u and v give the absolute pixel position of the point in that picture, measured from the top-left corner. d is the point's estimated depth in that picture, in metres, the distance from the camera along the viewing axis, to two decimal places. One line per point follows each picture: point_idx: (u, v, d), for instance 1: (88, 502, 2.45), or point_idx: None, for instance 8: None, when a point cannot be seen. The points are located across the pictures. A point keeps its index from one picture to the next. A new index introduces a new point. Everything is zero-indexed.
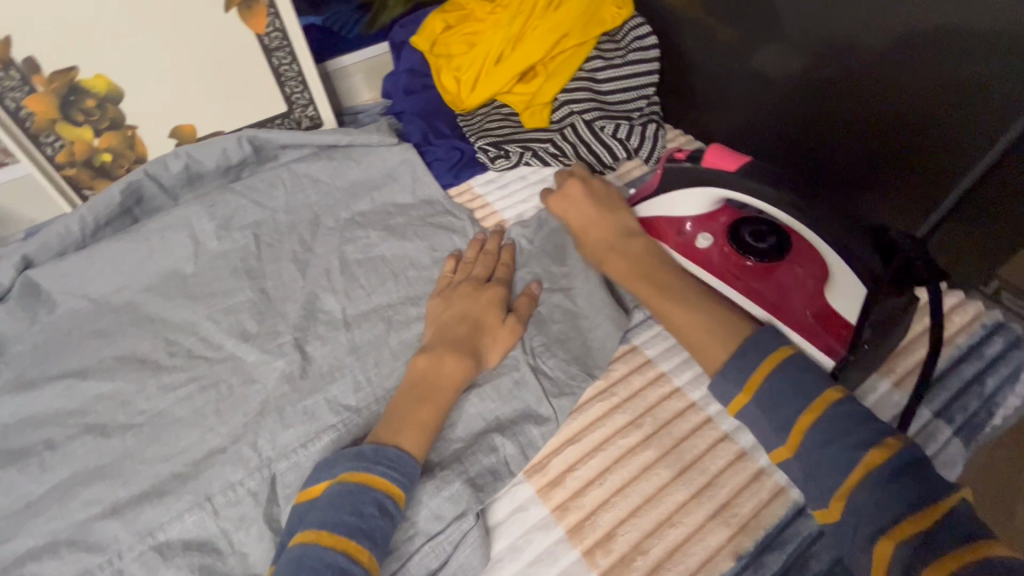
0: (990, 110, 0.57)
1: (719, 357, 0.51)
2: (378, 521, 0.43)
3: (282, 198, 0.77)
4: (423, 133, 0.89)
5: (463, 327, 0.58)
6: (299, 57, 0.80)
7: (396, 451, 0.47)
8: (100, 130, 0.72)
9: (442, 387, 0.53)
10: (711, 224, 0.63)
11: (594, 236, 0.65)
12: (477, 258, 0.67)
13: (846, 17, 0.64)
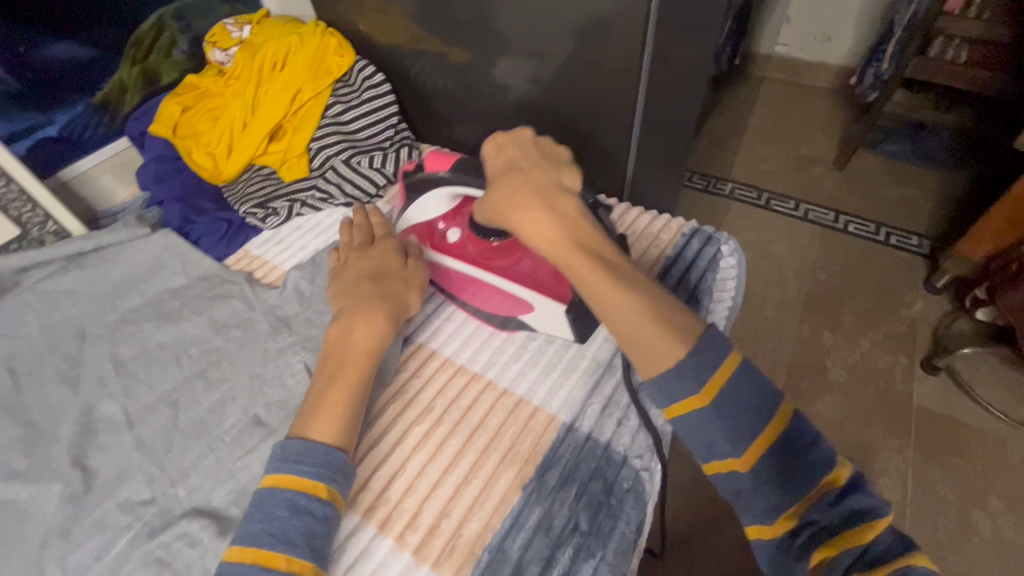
0: (634, 75, 0.77)
1: (671, 358, 0.44)
2: (290, 519, 0.47)
3: (34, 322, 0.72)
4: (183, 215, 0.89)
5: (371, 283, 0.62)
6: (12, 175, 0.76)
7: (304, 446, 0.51)
8: None
9: (352, 363, 0.56)
10: (457, 219, 0.70)
11: (518, 195, 0.53)
12: (359, 223, 0.70)
13: (522, 25, 0.80)
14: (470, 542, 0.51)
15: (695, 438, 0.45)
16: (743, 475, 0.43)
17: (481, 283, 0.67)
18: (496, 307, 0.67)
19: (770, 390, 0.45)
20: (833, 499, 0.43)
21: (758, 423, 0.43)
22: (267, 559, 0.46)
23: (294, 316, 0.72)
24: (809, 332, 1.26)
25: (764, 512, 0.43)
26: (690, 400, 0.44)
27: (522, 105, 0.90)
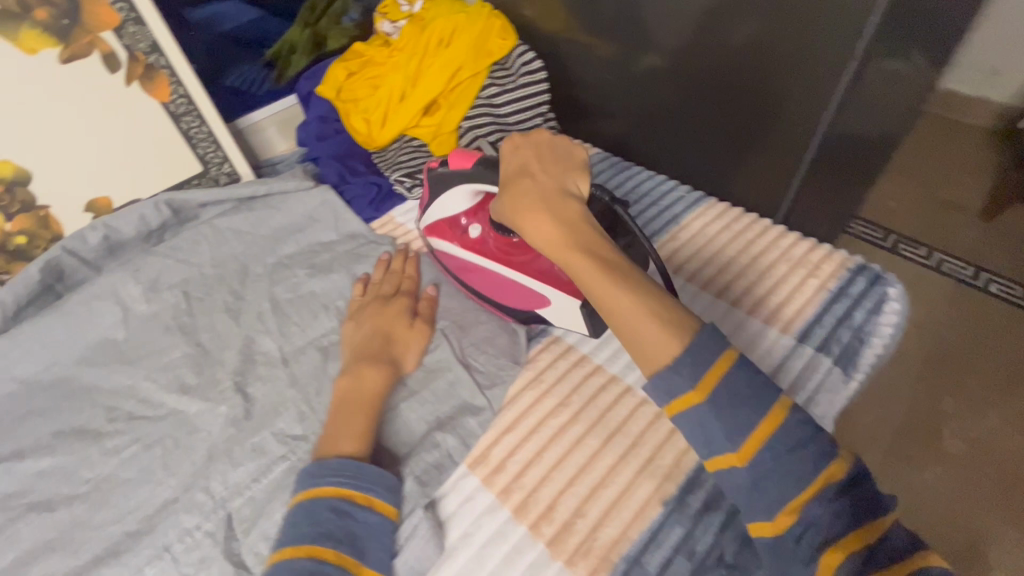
0: (825, 85, 0.70)
1: (661, 347, 0.45)
2: (335, 522, 0.45)
3: (207, 253, 0.79)
4: (340, 174, 0.94)
5: (378, 340, 0.63)
6: (207, 118, 0.82)
7: (339, 459, 0.49)
8: (11, 215, 0.72)
9: (361, 404, 0.56)
10: (479, 215, 0.68)
11: (523, 196, 0.55)
12: (382, 274, 0.73)
13: (706, 25, 0.75)
14: (606, 547, 0.50)
15: (695, 435, 0.43)
16: (739, 469, 0.41)
17: (503, 278, 0.66)
18: (514, 301, 0.66)
19: (762, 388, 0.42)
20: (836, 493, 0.40)
21: (748, 414, 0.41)
22: (317, 556, 0.44)
23: (438, 286, 0.73)
24: (926, 395, 1.09)
25: (765, 507, 0.41)
26: (684, 398, 0.43)
27: (681, 108, 0.86)
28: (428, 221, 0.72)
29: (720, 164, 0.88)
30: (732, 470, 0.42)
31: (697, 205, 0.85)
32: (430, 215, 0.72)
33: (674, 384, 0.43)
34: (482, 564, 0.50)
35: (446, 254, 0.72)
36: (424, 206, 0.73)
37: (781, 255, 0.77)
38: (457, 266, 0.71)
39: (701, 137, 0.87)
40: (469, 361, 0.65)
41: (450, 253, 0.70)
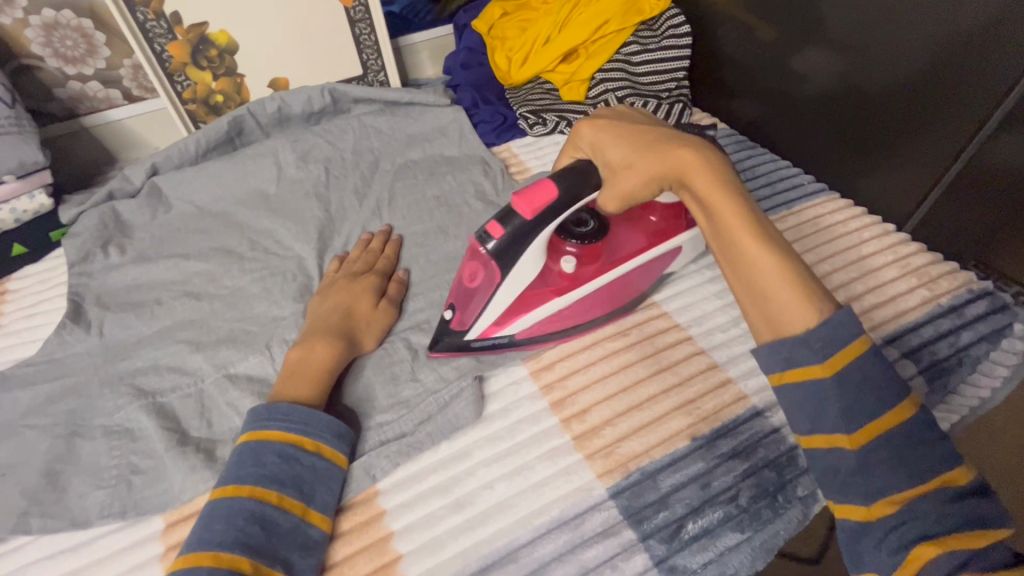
0: (1000, 90, 0.63)
1: (803, 320, 0.43)
2: (278, 466, 0.47)
3: (351, 142, 0.91)
4: (473, 100, 1.01)
5: (338, 316, 0.61)
6: (375, 28, 0.94)
7: (289, 406, 0.51)
8: (217, 75, 0.89)
9: (308, 371, 0.56)
10: (552, 258, 0.60)
11: (651, 147, 0.51)
12: (357, 255, 0.72)
13: (876, 11, 0.70)
14: (627, 457, 0.53)
15: (802, 407, 0.42)
16: (846, 452, 0.40)
17: (614, 287, 0.62)
18: (630, 287, 0.64)
19: (891, 379, 0.41)
20: (949, 496, 0.38)
21: (871, 405, 0.40)
22: (262, 497, 0.45)
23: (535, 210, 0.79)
24: None
25: (864, 491, 0.39)
26: (808, 367, 0.42)
27: (826, 98, 0.81)
28: (492, 316, 0.58)
29: (853, 164, 0.82)
30: (838, 452, 0.41)
31: (814, 196, 0.83)
32: (487, 317, 0.58)
33: (804, 364, 0.42)
34: (511, 435, 0.55)
35: (536, 327, 0.60)
36: (471, 305, 0.57)
37: (895, 260, 0.72)
38: (559, 318, 0.61)
39: (839, 133, 0.81)
40: None
41: (551, 314, 0.60)
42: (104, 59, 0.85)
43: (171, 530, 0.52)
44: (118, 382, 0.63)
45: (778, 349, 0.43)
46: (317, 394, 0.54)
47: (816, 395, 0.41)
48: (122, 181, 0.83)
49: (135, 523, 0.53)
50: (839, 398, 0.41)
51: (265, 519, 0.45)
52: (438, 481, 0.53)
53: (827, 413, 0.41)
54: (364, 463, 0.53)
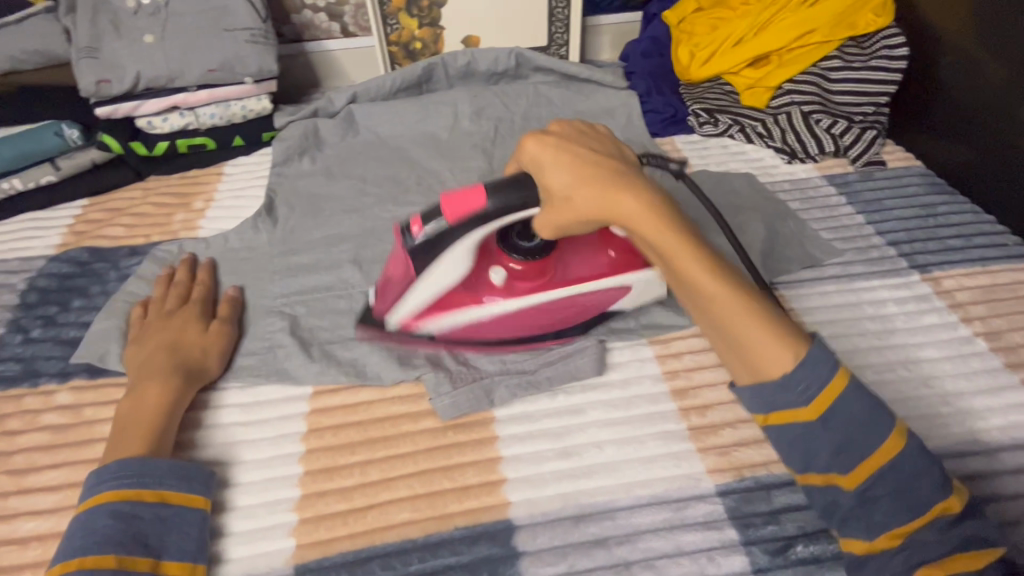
0: None
1: (781, 367, 0.43)
2: (110, 527, 0.45)
3: (522, 106, 0.95)
4: (647, 87, 0.98)
5: (163, 353, 0.57)
6: (571, 4, 0.97)
7: (118, 465, 0.49)
8: (423, 24, 0.96)
9: (141, 421, 0.52)
10: (484, 264, 0.56)
11: (596, 186, 0.47)
12: (179, 280, 0.67)
13: None
14: (743, 464, 0.51)
15: (794, 449, 0.44)
16: (842, 491, 0.43)
17: (546, 308, 0.58)
18: (571, 316, 0.60)
19: (880, 411, 0.42)
20: (948, 524, 0.40)
21: (865, 442, 0.42)
22: (95, 564, 0.43)
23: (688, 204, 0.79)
24: None
25: (865, 525, 0.42)
26: (793, 411, 0.43)
27: None
28: (415, 304, 0.56)
29: None
30: (836, 490, 0.43)
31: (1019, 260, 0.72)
32: (415, 301, 0.56)
33: (787, 408, 0.43)
34: (627, 407, 0.56)
35: (456, 326, 0.59)
36: (395, 296, 0.56)
37: None
38: (482, 328, 0.59)
39: None
40: None
41: (472, 320, 0.58)
42: None
43: (319, 397, 0.59)
44: (292, 269, 0.73)
45: (768, 396, 0.44)
46: (157, 443, 0.52)
47: (795, 436, 0.43)
48: (325, 102, 0.93)
49: (288, 385, 0.60)
50: (830, 439, 0.42)
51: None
52: (550, 426, 0.55)
53: (820, 455, 0.43)
54: (485, 389, 0.57)
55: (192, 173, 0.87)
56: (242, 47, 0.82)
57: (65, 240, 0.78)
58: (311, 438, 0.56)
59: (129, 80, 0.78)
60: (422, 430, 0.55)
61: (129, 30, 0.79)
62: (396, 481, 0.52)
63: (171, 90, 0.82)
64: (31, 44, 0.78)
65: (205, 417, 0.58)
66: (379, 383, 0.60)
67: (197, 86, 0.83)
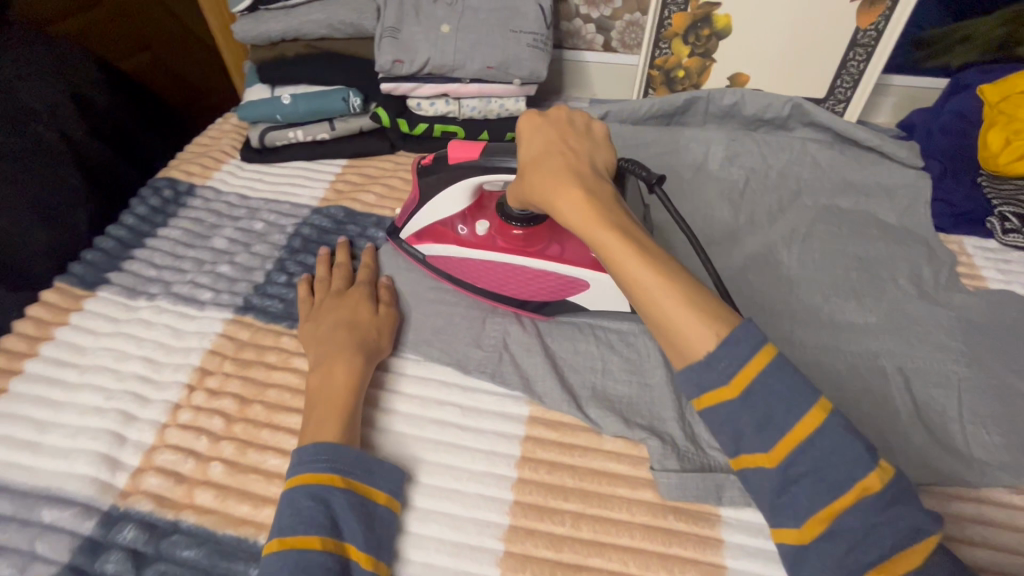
0: None
1: (698, 342, 0.42)
2: (313, 508, 0.46)
3: (782, 162, 0.86)
4: (942, 171, 0.84)
5: (345, 331, 0.59)
6: (873, 59, 0.85)
7: (316, 447, 0.49)
8: (694, 54, 0.91)
9: (333, 400, 0.53)
10: (478, 212, 0.67)
11: (548, 169, 0.52)
12: (339, 262, 0.69)
13: None
14: None
15: (722, 430, 0.42)
16: (767, 471, 0.41)
17: (519, 272, 0.65)
18: (542, 293, 0.65)
19: (800, 385, 0.40)
20: (875, 505, 0.38)
21: (784, 418, 0.40)
22: (303, 546, 0.44)
23: (983, 329, 0.66)
24: None
25: (793, 514, 0.40)
26: (716, 391, 0.41)
27: None
28: (419, 227, 0.67)
29: None
30: (762, 474, 0.41)
31: None
32: (416, 223, 0.67)
33: (714, 387, 0.41)
34: None
35: (443, 259, 0.68)
36: (408, 211, 0.67)
37: None
38: (455, 266, 0.67)
39: None
40: (967, 425, 0.58)
41: (450, 254, 0.67)
42: (613, 9, 0.95)
43: (534, 424, 0.58)
44: None
45: (697, 376, 0.42)
46: (348, 429, 0.52)
47: (725, 418, 0.41)
48: None
49: (507, 401, 0.60)
50: (750, 419, 0.40)
51: (311, 567, 0.43)
52: None
53: (746, 435, 0.41)
54: (716, 481, 0.52)
55: (436, 158, 0.92)
56: (523, 50, 0.84)
57: (327, 195, 0.86)
58: (523, 466, 0.55)
59: (418, 64, 0.83)
60: (640, 501, 0.52)
61: (428, 17, 0.84)
62: (609, 549, 0.49)
63: (446, 79, 0.86)
64: (348, 16, 0.85)
65: (428, 410, 0.59)
66: (596, 432, 0.57)
67: (471, 79, 0.86)
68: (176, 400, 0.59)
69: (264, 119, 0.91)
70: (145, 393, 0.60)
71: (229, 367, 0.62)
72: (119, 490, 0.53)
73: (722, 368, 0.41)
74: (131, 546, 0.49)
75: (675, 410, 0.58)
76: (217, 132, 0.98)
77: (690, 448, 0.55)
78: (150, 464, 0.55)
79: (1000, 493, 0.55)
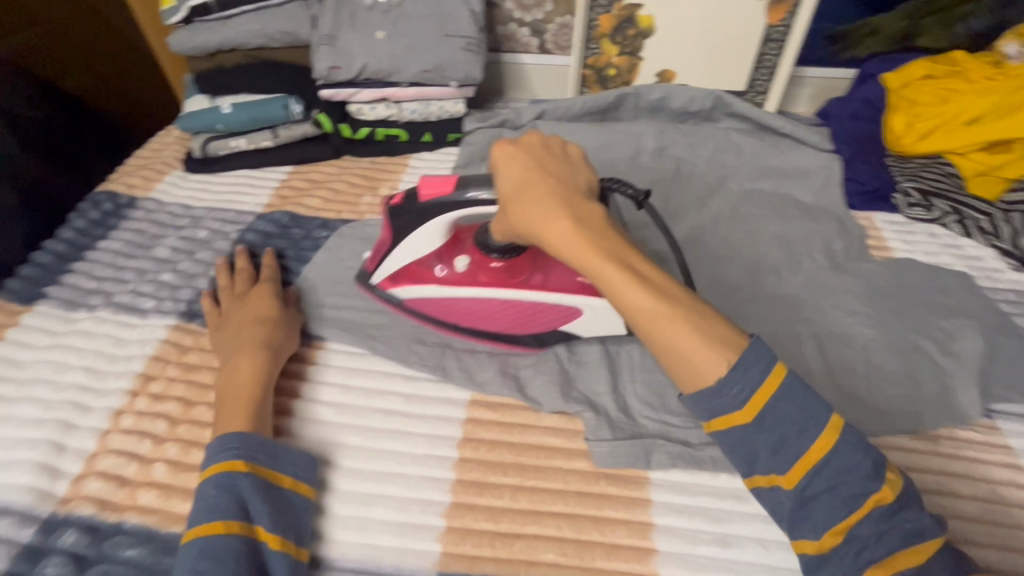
0: None
1: (710, 370, 0.40)
2: (216, 495, 0.46)
3: (708, 151, 0.91)
4: (853, 154, 0.90)
5: (249, 330, 0.60)
6: (785, 53, 0.92)
7: (224, 437, 0.49)
8: (622, 53, 0.96)
9: (239, 393, 0.54)
10: (455, 248, 0.63)
11: (535, 198, 0.47)
12: (240, 268, 0.70)
13: None
14: None
15: (736, 453, 0.42)
16: (784, 491, 0.40)
17: (509, 307, 0.62)
18: (530, 325, 0.63)
19: (812, 402, 0.40)
20: (882, 514, 0.38)
21: (795, 436, 0.40)
22: (209, 532, 0.44)
23: (888, 294, 0.72)
24: None
25: (811, 526, 0.40)
26: (731, 415, 0.41)
27: None
28: (390, 271, 0.63)
29: None
30: (777, 491, 0.41)
31: None
32: (388, 267, 0.63)
33: (725, 412, 0.41)
34: None
35: (421, 300, 0.65)
36: (379, 257, 0.63)
37: None
38: (437, 306, 0.64)
39: None
40: (873, 380, 0.63)
41: (430, 296, 0.63)
42: (544, 13, 0.99)
43: (475, 407, 0.60)
44: None
45: (705, 405, 0.41)
46: (257, 419, 0.52)
47: (740, 441, 0.41)
48: (514, 114, 0.95)
49: (449, 388, 0.62)
50: (766, 442, 0.40)
51: (214, 551, 0.43)
52: (710, 505, 0.52)
53: (759, 455, 0.40)
54: (645, 445, 0.55)
55: (381, 160, 0.94)
56: (457, 53, 0.87)
57: (271, 201, 0.87)
58: (464, 446, 0.57)
59: (355, 70, 0.86)
60: (575, 470, 0.55)
61: (363, 24, 0.87)
62: (546, 516, 0.52)
63: (384, 83, 0.89)
64: (283, 25, 0.87)
65: (372, 400, 0.61)
66: (535, 409, 0.60)
67: (409, 83, 0.89)
68: (118, 406, 0.60)
69: (206, 129, 0.92)
70: (85, 402, 0.60)
71: (173, 372, 0.63)
72: (60, 498, 0.53)
73: (735, 392, 0.40)
74: (71, 550, 0.50)
75: (609, 384, 0.61)
76: (158, 145, 0.97)
77: (624, 418, 0.58)
78: (91, 470, 0.55)
79: (902, 440, 0.60)
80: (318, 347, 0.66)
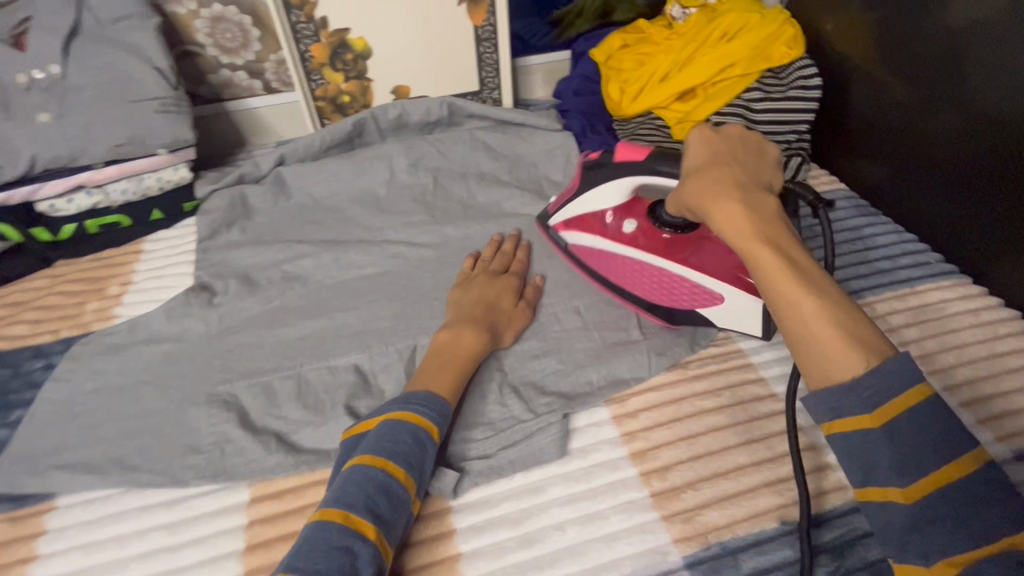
0: None
1: (845, 366, 0.39)
2: (412, 447, 0.49)
3: (461, 154, 0.93)
4: (582, 128, 1.00)
5: (481, 309, 0.63)
6: (499, 49, 0.97)
7: (426, 394, 0.53)
8: (349, 78, 0.94)
9: (455, 361, 0.58)
10: (631, 210, 0.65)
11: (716, 175, 0.48)
12: (504, 250, 0.72)
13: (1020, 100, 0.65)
14: (704, 530, 0.51)
15: (852, 460, 0.39)
16: (900, 506, 0.37)
17: (662, 276, 0.64)
18: (678, 300, 0.64)
19: (953, 433, 0.37)
20: (1015, 562, 0.33)
21: (927, 459, 0.37)
22: (376, 463, 0.47)
23: None
24: None
25: (921, 551, 0.36)
26: (853, 418, 0.39)
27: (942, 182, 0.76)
28: (568, 216, 0.69)
29: (965, 261, 0.77)
30: (891, 507, 0.38)
31: (942, 277, 0.77)
32: (569, 212, 0.69)
33: (853, 411, 0.38)
34: (588, 479, 0.55)
35: (586, 249, 0.69)
36: (565, 201, 0.69)
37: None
38: (599, 259, 0.68)
39: (953, 218, 0.77)
40: None
41: (598, 247, 0.67)
42: (254, 52, 0.93)
43: (257, 504, 0.55)
44: (228, 355, 0.67)
45: (828, 400, 0.39)
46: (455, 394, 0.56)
47: (865, 447, 0.38)
48: (251, 166, 0.88)
49: (223, 494, 0.56)
50: (892, 456, 0.37)
51: (391, 491, 0.46)
52: (509, 511, 0.53)
53: (879, 465, 0.38)
54: (444, 474, 0.55)
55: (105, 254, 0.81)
56: (153, 118, 0.78)
57: None
58: (249, 555, 0.52)
59: (24, 163, 0.73)
60: None
61: (20, 108, 0.74)
62: None
63: (73, 169, 0.77)
64: None
65: (128, 547, 0.53)
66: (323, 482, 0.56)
67: (105, 162, 0.77)
68: None
69: None
70: None
71: None
72: None
73: (867, 397, 0.38)
74: None
75: None
76: None
77: None
78: None
79: None
80: (48, 509, 0.56)
